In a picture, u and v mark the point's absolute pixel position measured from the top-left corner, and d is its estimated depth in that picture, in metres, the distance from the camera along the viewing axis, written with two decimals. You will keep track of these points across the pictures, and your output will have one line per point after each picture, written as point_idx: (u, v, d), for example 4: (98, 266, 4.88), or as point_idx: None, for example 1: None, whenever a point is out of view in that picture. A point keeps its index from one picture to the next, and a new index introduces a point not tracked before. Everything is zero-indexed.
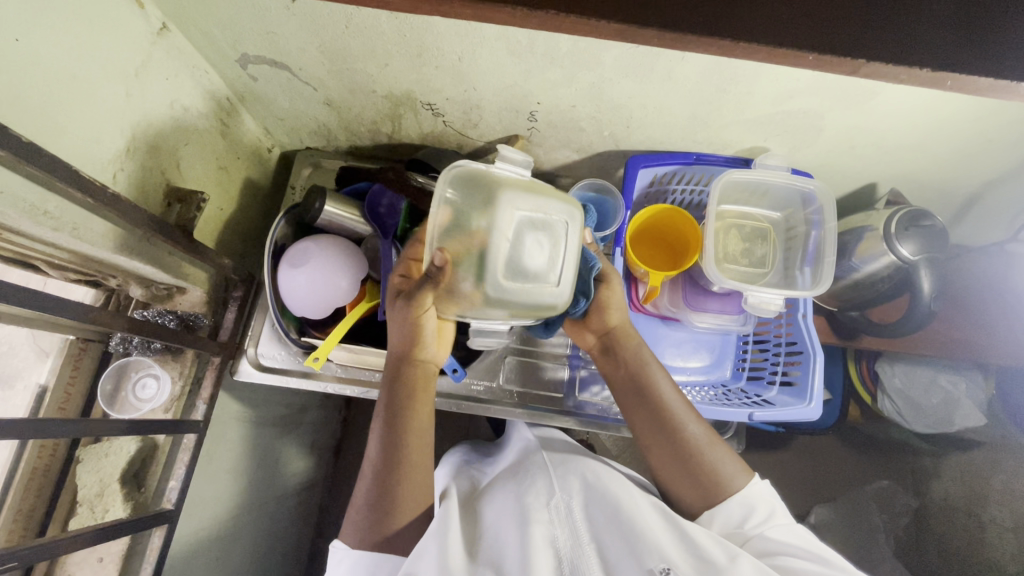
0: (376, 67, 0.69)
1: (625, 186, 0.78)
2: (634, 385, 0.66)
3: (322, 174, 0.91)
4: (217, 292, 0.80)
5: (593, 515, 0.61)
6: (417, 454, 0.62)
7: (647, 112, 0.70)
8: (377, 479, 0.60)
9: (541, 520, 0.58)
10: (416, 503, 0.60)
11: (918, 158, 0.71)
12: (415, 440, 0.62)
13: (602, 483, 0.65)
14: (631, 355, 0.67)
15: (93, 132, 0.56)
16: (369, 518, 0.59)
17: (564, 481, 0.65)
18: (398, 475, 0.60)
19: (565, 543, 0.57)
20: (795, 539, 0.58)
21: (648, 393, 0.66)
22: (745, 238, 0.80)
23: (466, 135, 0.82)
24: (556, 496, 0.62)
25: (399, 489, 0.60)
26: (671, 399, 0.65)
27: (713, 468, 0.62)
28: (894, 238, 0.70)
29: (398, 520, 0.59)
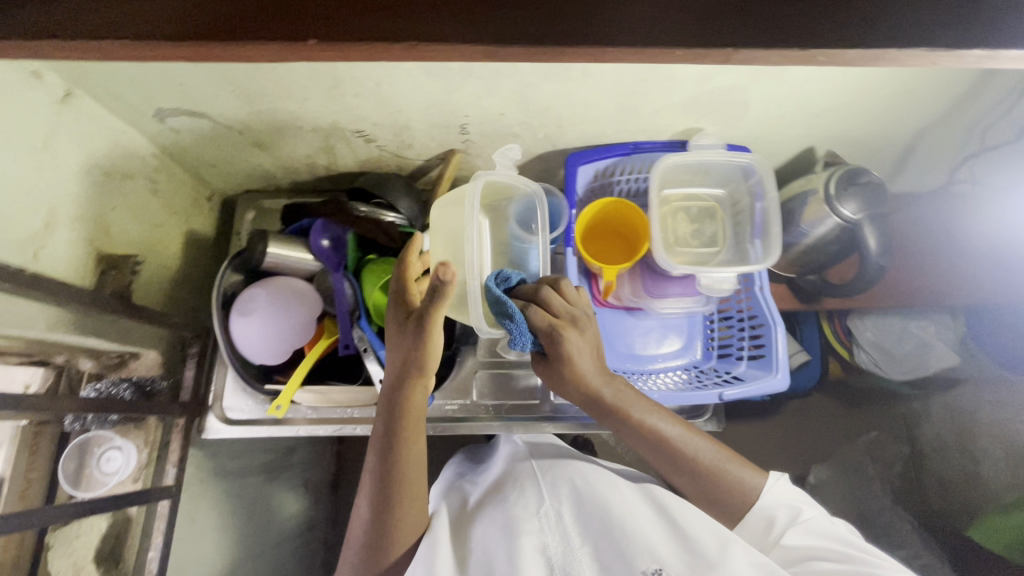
0: (295, 103, 0.68)
1: (567, 186, 0.78)
2: (630, 431, 0.63)
3: (265, 216, 0.90)
4: (172, 352, 0.78)
5: (582, 517, 0.60)
6: (411, 491, 0.59)
7: (575, 110, 0.70)
8: (369, 521, 0.58)
9: (529, 530, 0.58)
10: (407, 537, 0.59)
11: (847, 119, 0.72)
12: (411, 477, 0.59)
13: (591, 486, 0.64)
14: (620, 399, 0.63)
15: (6, 215, 0.54)
16: (363, 559, 0.59)
17: (554, 487, 0.65)
18: (393, 517, 0.58)
19: (556, 550, 0.57)
20: (818, 539, 0.60)
21: (651, 437, 0.63)
22: (693, 220, 0.80)
23: (402, 157, 0.81)
24: (545, 503, 0.62)
25: (395, 532, 0.58)
26: (666, 432, 0.63)
27: (733, 482, 0.64)
28: (835, 200, 0.70)
29: (393, 553, 0.59)
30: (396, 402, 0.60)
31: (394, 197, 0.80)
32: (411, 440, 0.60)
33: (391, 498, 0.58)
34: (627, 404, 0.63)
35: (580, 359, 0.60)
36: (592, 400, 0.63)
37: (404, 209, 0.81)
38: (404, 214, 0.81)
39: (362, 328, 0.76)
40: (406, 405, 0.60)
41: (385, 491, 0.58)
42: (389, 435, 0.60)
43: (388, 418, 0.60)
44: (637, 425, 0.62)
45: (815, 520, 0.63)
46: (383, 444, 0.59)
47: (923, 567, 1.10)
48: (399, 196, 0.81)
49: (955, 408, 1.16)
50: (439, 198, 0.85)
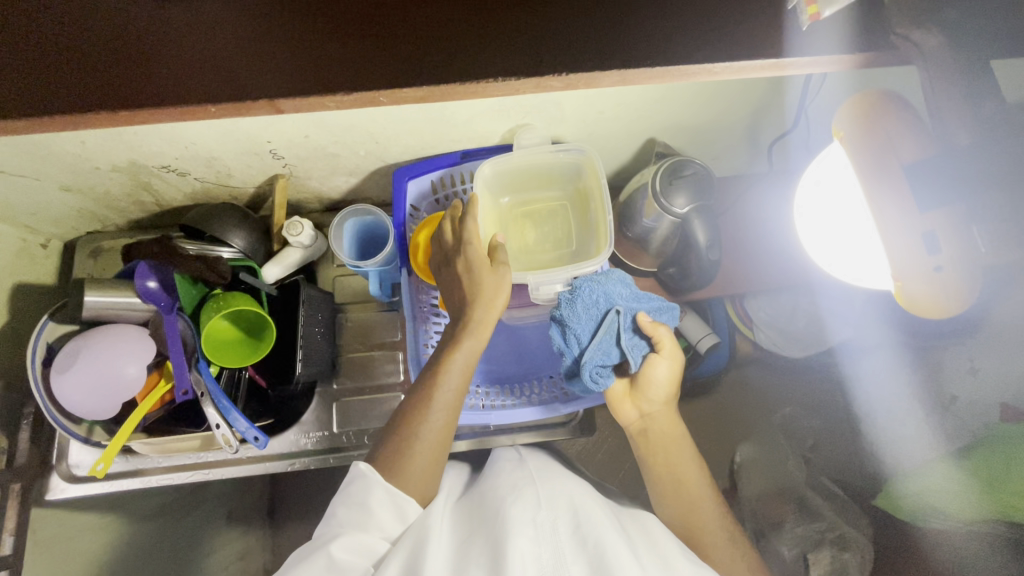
0: (75, 146, 0.63)
1: (396, 203, 0.75)
2: (664, 455, 0.68)
3: (106, 259, 0.86)
4: (4, 414, 0.75)
5: (576, 532, 0.53)
6: (447, 412, 0.60)
7: (381, 125, 0.67)
8: (402, 426, 0.60)
9: (525, 536, 0.51)
10: (425, 473, 0.58)
11: (670, 109, 0.69)
12: (451, 398, 0.61)
13: (594, 504, 0.57)
14: (668, 430, 0.70)
15: None
16: (382, 460, 0.58)
17: (555, 497, 0.57)
18: (420, 429, 0.59)
19: (547, 563, 0.50)
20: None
21: (674, 474, 0.68)
22: (538, 227, 0.76)
23: (229, 187, 0.77)
24: (543, 512, 0.55)
25: (417, 442, 0.58)
26: (694, 476, 0.67)
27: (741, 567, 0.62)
28: (661, 196, 0.68)
29: (412, 468, 0.57)
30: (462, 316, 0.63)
31: (225, 232, 0.77)
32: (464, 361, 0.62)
33: (427, 408, 0.60)
34: (671, 436, 0.70)
35: (663, 379, 0.68)
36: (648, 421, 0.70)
37: (238, 242, 0.78)
38: (238, 248, 0.78)
39: (199, 371, 0.73)
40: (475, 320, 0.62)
41: (422, 403, 0.60)
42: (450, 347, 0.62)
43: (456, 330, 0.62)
44: (683, 454, 0.68)
45: None
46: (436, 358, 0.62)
47: (837, 539, 1.04)
48: (232, 228, 0.78)
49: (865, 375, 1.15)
50: (279, 225, 0.81)
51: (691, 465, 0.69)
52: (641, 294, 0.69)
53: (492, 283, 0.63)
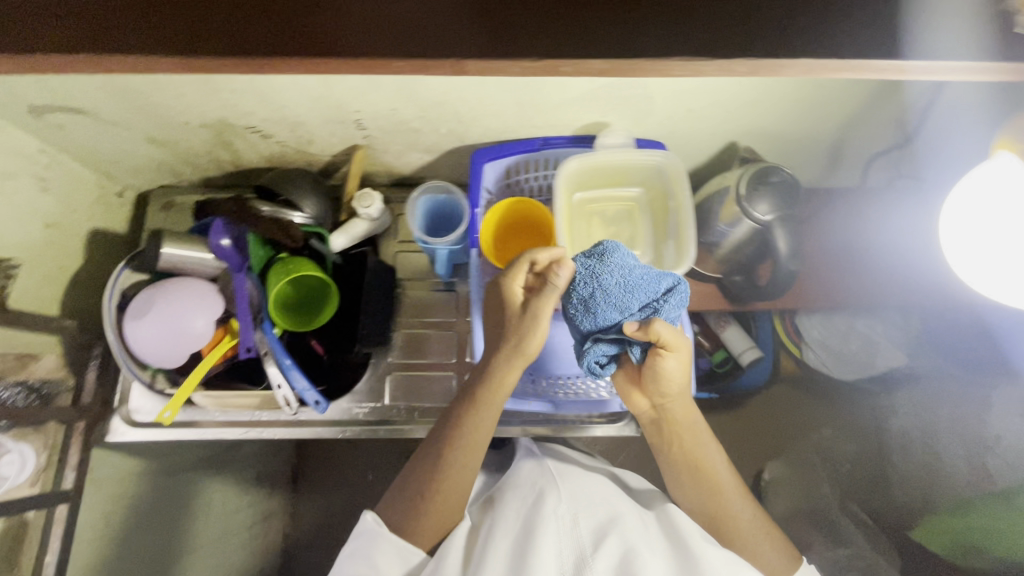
0: (172, 99, 0.64)
1: (471, 183, 0.74)
2: (685, 461, 0.67)
3: (176, 212, 0.87)
4: (73, 355, 0.77)
5: (597, 527, 0.59)
6: (471, 453, 0.64)
7: (470, 103, 0.66)
8: (430, 470, 0.64)
9: (550, 536, 0.57)
10: (435, 523, 0.62)
11: (763, 113, 0.67)
12: (477, 440, 0.65)
13: (614, 501, 0.63)
14: (686, 427, 0.67)
15: None
16: (406, 503, 0.63)
17: (577, 495, 0.63)
18: (444, 471, 0.63)
19: (569, 557, 0.56)
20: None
21: (693, 463, 0.67)
22: (610, 222, 0.75)
23: (307, 152, 0.77)
24: (564, 505, 0.61)
25: (441, 486, 0.63)
26: (716, 467, 0.67)
27: (760, 552, 0.64)
28: (745, 202, 0.66)
29: (424, 521, 0.62)
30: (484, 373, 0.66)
31: (299, 197, 0.78)
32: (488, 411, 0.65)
33: (454, 451, 0.64)
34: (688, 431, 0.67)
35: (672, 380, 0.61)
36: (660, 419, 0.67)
37: (310, 208, 0.79)
38: (309, 214, 0.79)
39: (264, 331, 0.74)
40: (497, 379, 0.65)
41: (448, 448, 0.64)
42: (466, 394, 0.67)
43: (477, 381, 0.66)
44: (692, 450, 0.67)
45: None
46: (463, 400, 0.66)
47: (865, 567, 1.04)
48: (304, 194, 0.79)
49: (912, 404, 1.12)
50: (350, 195, 0.81)
51: (713, 454, 0.67)
52: (640, 278, 0.59)
53: (529, 331, 0.63)
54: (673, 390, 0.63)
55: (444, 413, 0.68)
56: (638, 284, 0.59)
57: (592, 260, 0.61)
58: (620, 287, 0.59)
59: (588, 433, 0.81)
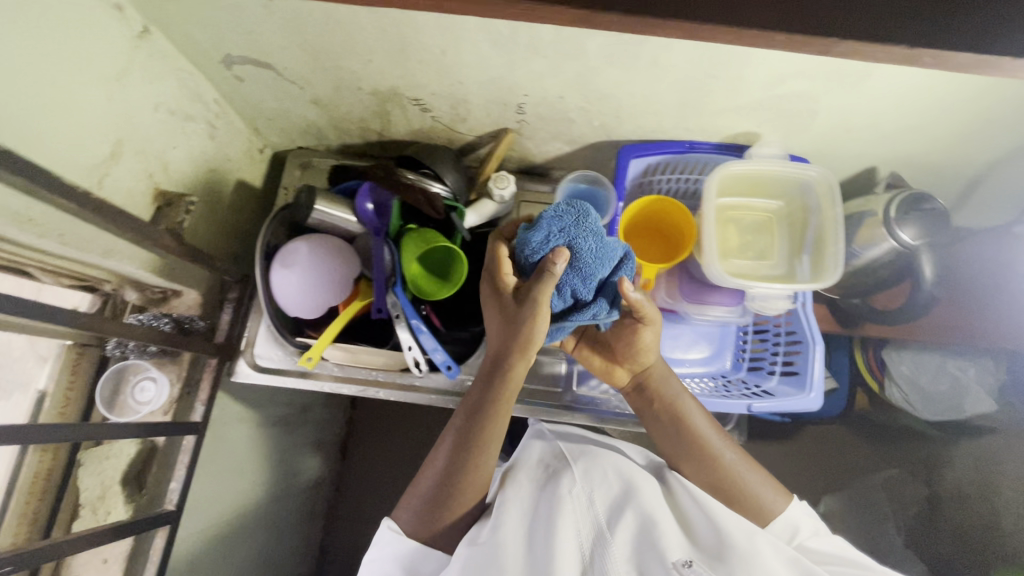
0: (359, 64, 0.68)
1: (617, 177, 0.77)
2: (670, 422, 0.68)
3: (313, 172, 0.91)
4: (211, 295, 0.81)
5: (612, 507, 0.57)
6: (486, 459, 0.61)
7: (636, 100, 0.69)
8: (441, 476, 0.60)
9: (566, 515, 0.55)
10: (466, 503, 0.60)
11: (918, 141, 0.69)
12: (491, 444, 0.61)
13: (628, 476, 0.61)
14: (666, 391, 0.69)
15: (74, 138, 0.55)
16: (422, 513, 0.59)
17: (591, 472, 0.61)
18: (460, 478, 0.59)
19: (587, 537, 0.54)
20: (834, 550, 0.61)
21: (677, 421, 0.68)
22: (745, 231, 0.77)
23: (455, 130, 0.81)
24: (579, 486, 0.59)
25: (457, 493, 0.59)
26: (703, 426, 0.68)
27: (755, 495, 0.65)
28: (894, 224, 0.68)
29: (450, 514, 0.59)
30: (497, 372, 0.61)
31: (442, 169, 0.81)
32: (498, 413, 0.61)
33: (468, 455, 0.60)
34: (669, 389, 0.70)
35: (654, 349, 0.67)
36: (642, 385, 0.71)
37: (450, 181, 0.81)
38: (449, 186, 0.81)
39: (397, 294, 0.77)
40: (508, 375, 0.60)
41: (463, 451, 0.60)
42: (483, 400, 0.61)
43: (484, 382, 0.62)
44: (676, 409, 0.68)
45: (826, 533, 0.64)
46: (474, 407, 0.61)
47: None
48: (447, 168, 0.81)
49: (981, 454, 1.12)
50: (486, 176, 0.85)
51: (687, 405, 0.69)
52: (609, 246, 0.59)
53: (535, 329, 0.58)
54: (650, 357, 0.69)
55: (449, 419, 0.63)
56: (607, 253, 0.59)
57: (569, 222, 0.57)
58: (593, 256, 0.58)
59: None
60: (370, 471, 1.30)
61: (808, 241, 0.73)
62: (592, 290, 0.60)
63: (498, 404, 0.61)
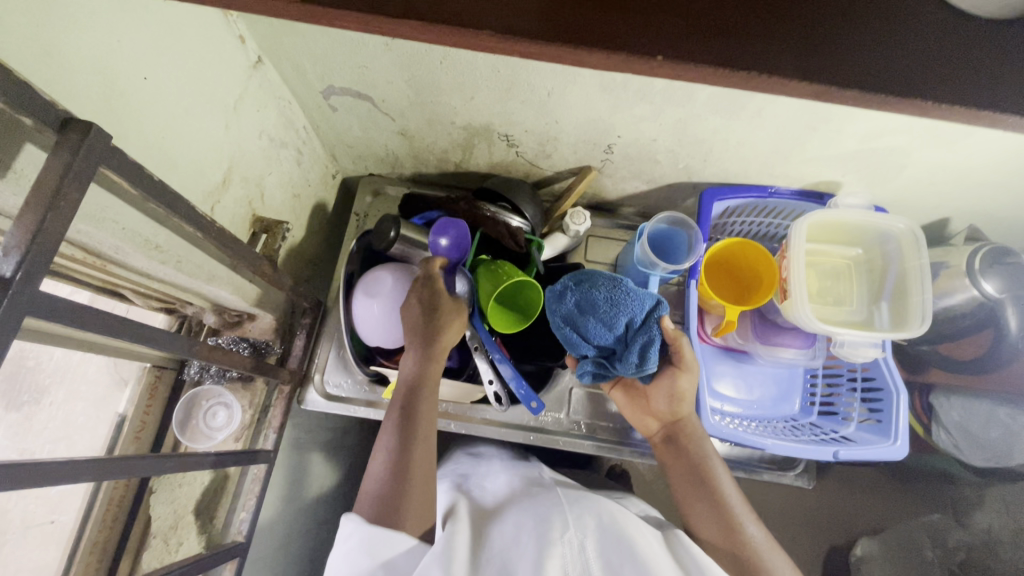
0: (460, 100, 0.69)
1: (700, 218, 0.77)
2: (694, 475, 0.65)
3: (384, 202, 0.91)
4: (285, 320, 0.80)
5: (608, 554, 0.53)
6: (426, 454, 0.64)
7: (728, 146, 0.70)
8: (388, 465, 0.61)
9: (556, 553, 0.51)
10: (420, 510, 0.58)
11: (998, 197, 0.71)
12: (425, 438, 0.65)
13: (621, 525, 0.57)
14: (695, 447, 0.67)
15: (196, 166, 0.55)
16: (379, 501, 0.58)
17: (582, 519, 0.57)
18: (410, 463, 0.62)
19: None
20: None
21: (704, 478, 0.65)
22: (820, 276, 0.78)
23: (535, 165, 0.82)
24: (570, 531, 0.55)
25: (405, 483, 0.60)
26: (727, 488, 0.64)
27: (771, 573, 0.57)
28: (979, 275, 0.69)
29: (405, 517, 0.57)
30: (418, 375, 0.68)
31: (520, 202, 0.81)
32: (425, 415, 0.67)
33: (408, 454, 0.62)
34: (700, 445, 0.68)
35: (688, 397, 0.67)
36: (673, 436, 0.69)
37: (529, 215, 0.82)
38: (528, 220, 0.82)
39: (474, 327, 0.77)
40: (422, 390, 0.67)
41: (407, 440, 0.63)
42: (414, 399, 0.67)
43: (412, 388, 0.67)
44: (703, 465, 0.66)
45: None
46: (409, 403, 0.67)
47: None
48: (525, 201, 0.82)
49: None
50: (561, 211, 0.86)
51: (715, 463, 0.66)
52: (623, 294, 0.62)
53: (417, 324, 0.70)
54: (684, 407, 0.68)
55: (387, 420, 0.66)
56: (628, 300, 0.62)
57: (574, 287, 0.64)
58: (607, 303, 0.62)
59: (759, 478, 0.82)
60: None
61: (889, 288, 0.74)
62: (613, 335, 0.63)
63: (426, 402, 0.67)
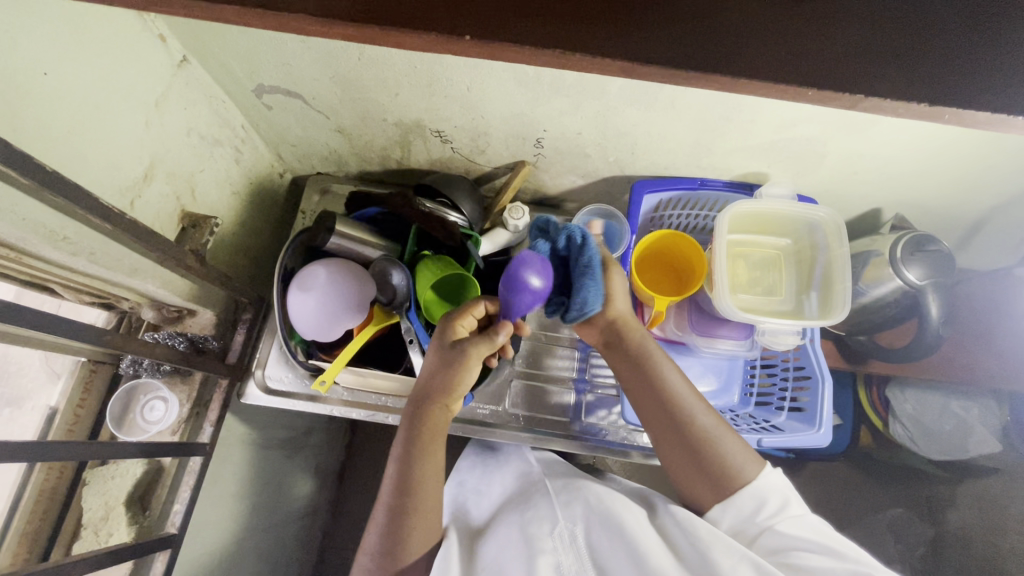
0: (387, 97, 0.71)
1: (631, 211, 0.79)
2: (639, 375, 0.62)
3: (331, 199, 0.93)
4: (226, 315, 0.81)
5: (598, 539, 0.58)
6: (429, 499, 0.59)
7: (651, 139, 0.71)
8: (385, 523, 0.58)
9: (546, 549, 0.56)
10: (421, 548, 0.58)
11: (920, 185, 0.72)
12: (429, 483, 0.59)
13: (611, 505, 0.61)
14: (637, 345, 0.63)
15: (112, 161, 0.57)
16: (377, 563, 0.57)
17: (573, 508, 0.62)
18: (408, 518, 0.57)
19: (570, 570, 0.55)
20: (807, 534, 0.55)
21: (650, 379, 0.62)
22: (752, 267, 0.79)
23: (473, 161, 0.84)
24: (559, 523, 0.60)
25: (406, 538, 0.57)
26: (676, 387, 0.61)
27: (724, 458, 0.59)
28: (900, 263, 0.70)
29: (406, 563, 0.57)
30: (421, 412, 0.61)
31: (458, 198, 0.82)
32: (428, 452, 0.60)
33: (407, 505, 0.58)
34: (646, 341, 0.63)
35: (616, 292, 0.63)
36: (611, 338, 0.64)
37: (467, 211, 0.82)
38: (465, 216, 0.82)
39: (409, 320, 0.77)
40: (428, 425, 0.60)
41: (403, 494, 0.58)
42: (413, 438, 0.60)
43: (412, 421, 0.61)
44: (646, 366, 0.62)
45: (804, 515, 0.58)
46: (406, 444, 0.60)
47: None
48: (463, 197, 0.83)
49: None
50: (501, 206, 0.87)
51: (660, 369, 0.62)
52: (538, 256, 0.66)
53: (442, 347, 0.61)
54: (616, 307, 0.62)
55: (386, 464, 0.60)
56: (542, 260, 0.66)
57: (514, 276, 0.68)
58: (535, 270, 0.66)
59: None
60: (368, 498, 1.28)
61: (817, 278, 0.74)
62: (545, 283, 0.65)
63: (428, 442, 0.60)
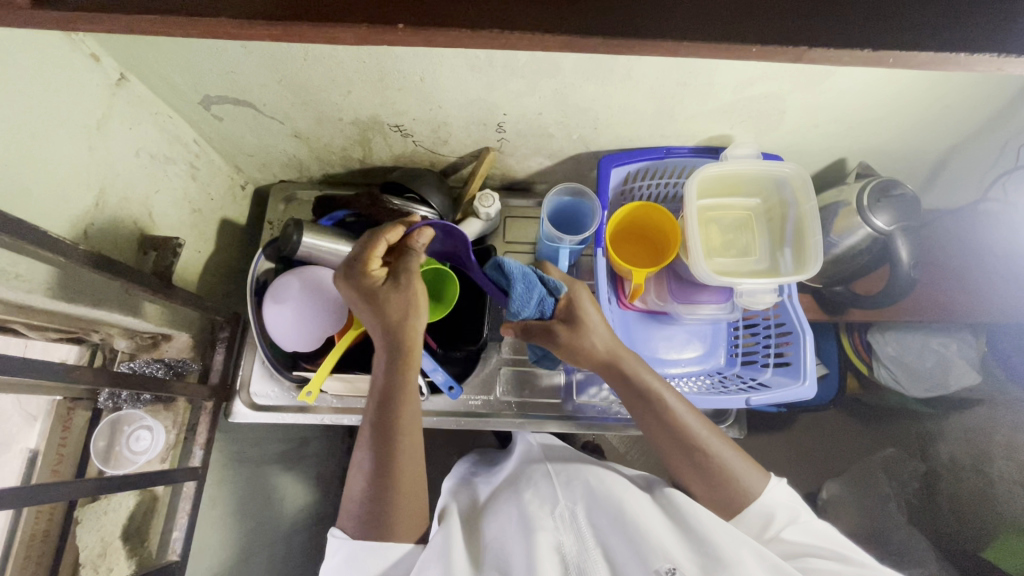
0: (339, 95, 0.69)
1: (600, 186, 0.78)
2: (640, 401, 0.63)
3: (297, 207, 0.91)
4: (202, 336, 0.80)
5: (597, 517, 0.58)
6: (411, 440, 0.59)
7: (612, 112, 0.71)
8: (373, 471, 0.57)
9: (545, 528, 0.56)
10: (410, 520, 0.56)
11: (880, 131, 0.72)
12: (410, 421, 0.59)
13: (613, 487, 0.61)
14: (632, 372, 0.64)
15: (58, 191, 0.55)
16: (365, 508, 0.56)
17: (573, 489, 0.62)
18: (394, 462, 0.57)
19: (571, 548, 0.55)
20: (814, 538, 0.57)
21: (654, 405, 0.62)
22: (725, 230, 0.79)
23: (436, 152, 0.82)
24: (560, 504, 0.60)
25: (394, 476, 0.57)
26: (678, 411, 0.62)
27: (734, 475, 0.60)
28: (867, 211, 0.71)
29: (396, 506, 0.56)
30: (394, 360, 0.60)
31: (426, 192, 0.81)
32: (407, 394, 0.60)
33: (393, 442, 0.58)
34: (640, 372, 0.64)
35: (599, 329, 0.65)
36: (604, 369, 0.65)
37: (436, 204, 0.81)
38: (436, 210, 0.81)
39: None
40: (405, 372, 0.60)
41: (387, 440, 0.57)
42: (391, 385, 0.60)
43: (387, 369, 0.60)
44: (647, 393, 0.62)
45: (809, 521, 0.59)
46: (383, 394, 0.59)
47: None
48: (431, 190, 0.81)
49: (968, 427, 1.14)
50: (471, 195, 0.86)
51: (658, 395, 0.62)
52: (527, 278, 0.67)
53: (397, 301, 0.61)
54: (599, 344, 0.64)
55: (363, 411, 0.60)
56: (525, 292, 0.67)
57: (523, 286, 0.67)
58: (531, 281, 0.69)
59: None
60: None
61: (789, 234, 0.75)
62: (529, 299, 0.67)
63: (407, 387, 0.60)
